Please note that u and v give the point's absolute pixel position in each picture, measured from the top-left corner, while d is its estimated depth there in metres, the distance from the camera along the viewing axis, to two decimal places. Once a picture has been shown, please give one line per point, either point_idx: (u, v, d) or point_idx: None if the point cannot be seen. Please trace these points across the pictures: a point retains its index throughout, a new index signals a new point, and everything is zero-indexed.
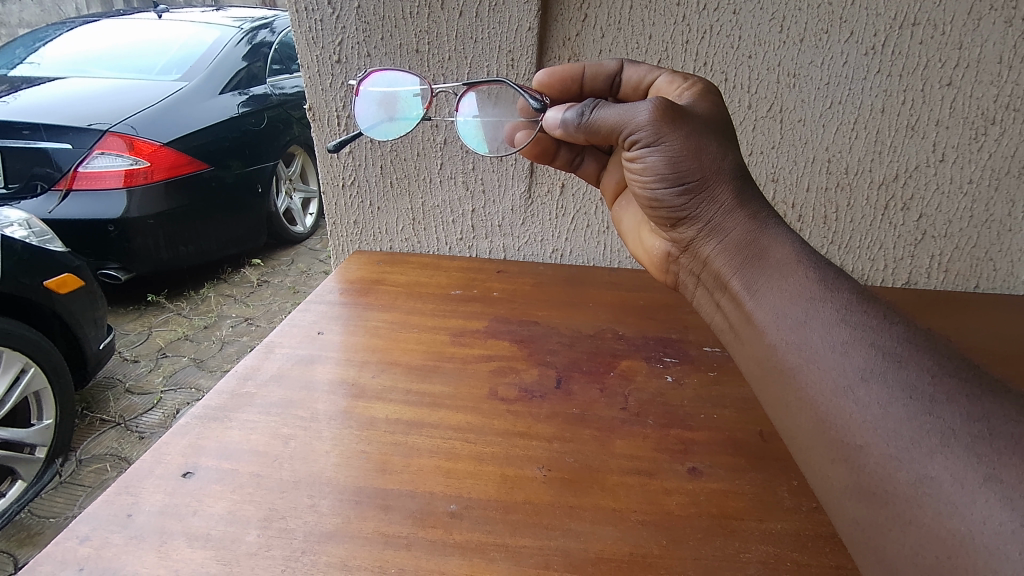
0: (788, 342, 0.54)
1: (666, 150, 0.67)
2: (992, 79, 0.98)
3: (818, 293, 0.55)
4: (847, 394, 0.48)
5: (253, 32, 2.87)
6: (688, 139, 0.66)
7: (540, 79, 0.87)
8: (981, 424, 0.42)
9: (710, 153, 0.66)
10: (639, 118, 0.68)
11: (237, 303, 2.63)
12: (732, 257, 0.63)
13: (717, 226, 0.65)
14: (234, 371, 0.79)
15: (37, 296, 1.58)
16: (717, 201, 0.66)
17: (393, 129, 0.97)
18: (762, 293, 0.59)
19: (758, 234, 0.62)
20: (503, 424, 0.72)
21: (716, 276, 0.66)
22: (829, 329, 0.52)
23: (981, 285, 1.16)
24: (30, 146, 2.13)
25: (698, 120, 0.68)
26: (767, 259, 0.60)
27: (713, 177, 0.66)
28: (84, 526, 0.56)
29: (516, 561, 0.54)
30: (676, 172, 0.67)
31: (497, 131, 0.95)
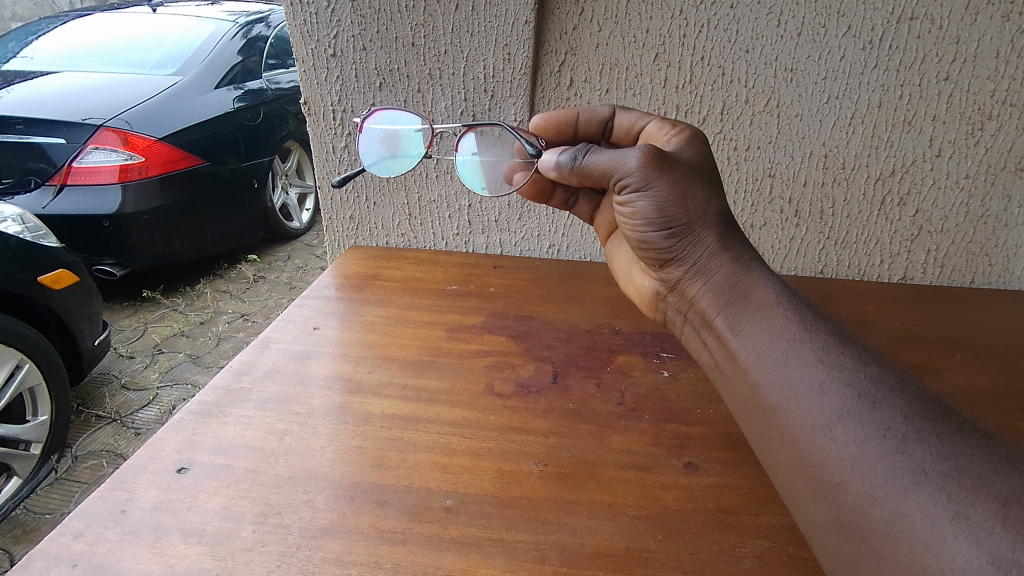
0: (769, 380, 0.54)
1: (653, 195, 0.66)
2: (989, 74, 0.98)
3: (797, 334, 0.54)
4: (825, 432, 0.48)
5: (248, 27, 2.85)
6: (674, 185, 0.66)
7: (536, 123, 0.89)
8: (950, 462, 0.42)
9: (696, 198, 0.66)
10: (628, 164, 0.67)
11: (233, 299, 2.63)
12: (713, 297, 0.63)
13: (702, 268, 0.64)
14: (229, 366, 0.79)
15: (31, 291, 1.57)
16: (702, 243, 0.65)
17: (397, 165, 0.98)
18: (744, 332, 0.58)
19: (742, 276, 0.62)
20: (500, 419, 0.72)
21: (700, 316, 0.65)
22: (808, 368, 0.52)
23: (977, 281, 1.16)
24: (23, 140, 2.12)
25: (683, 167, 0.68)
26: (749, 299, 0.60)
27: (699, 222, 0.65)
28: (78, 522, 0.55)
29: (512, 555, 0.54)
30: (664, 217, 0.66)
31: (494, 171, 0.97)
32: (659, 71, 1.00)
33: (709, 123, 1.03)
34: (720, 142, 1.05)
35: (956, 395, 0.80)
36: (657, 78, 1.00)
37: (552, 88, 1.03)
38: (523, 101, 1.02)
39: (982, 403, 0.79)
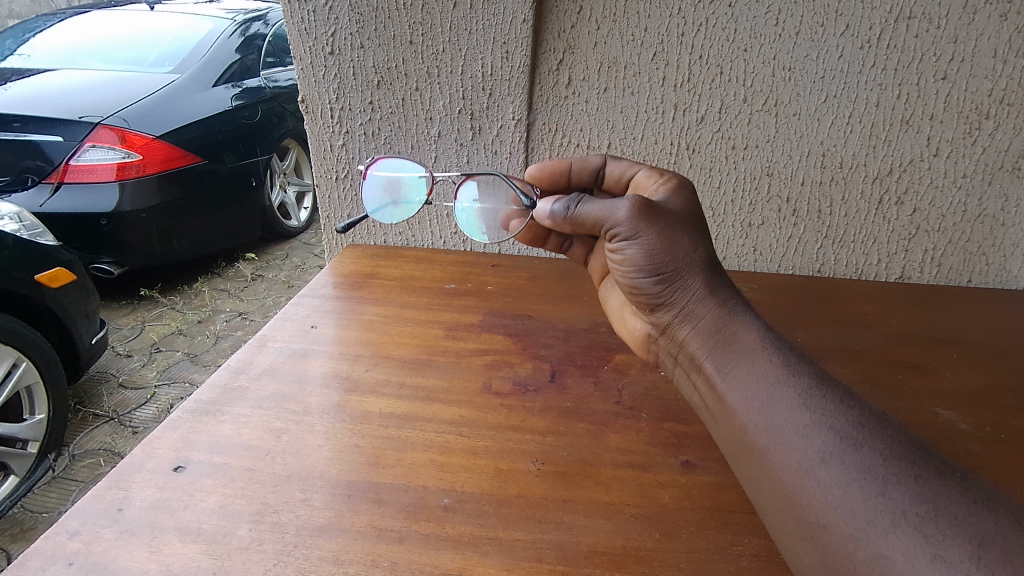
0: (756, 423, 0.53)
1: (642, 244, 0.65)
2: (986, 73, 0.98)
3: (781, 376, 0.54)
4: (810, 474, 0.48)
5: (246, 25, 2.84)
6: (662, 233, 0.65)
7: (532, 172, 0.87)
8: (928, 504, 0.42)
9: (683, 244, 0.65)
10: (618, 214, 0.66)
11: (231, 297, 2.62)
12: (702, 340, 0.62)
13: (691, 313, 0.64)
14: (226, 365, 0.78)
15: (28, 290, 1.56)
16: (690, 288, 0.64)
17: (398, 212, 0.95)
18: (731, 374, 0.58)
19: (730, 319, 0.61)
20: (497, 418, 0.72)
21: (688, 359, 0.65)
22: (792, 411, 0.51)
23: (974, 280, 1.16)
24: (20, 138, 2.11)
25: (671, 213, 0.67)
26: (736, 342, 0.59)
27: (687, 268, 0.65)
28: (73, 521, 0.55)
29: (509, 554, 0.54)
30: (653, 265, 0.65)
31: (492, 219, 0.93)
32: (656, 70, 1.00)
33: (706, 122, 1.04)
34: (718, 141, 1.05)
35: (952, 393, 0.81)
36: (655, 76, 1.00)
37: (550, 87, 1.03)
38: (521, 99, 1.02)
39: (978, 401, 0.79)
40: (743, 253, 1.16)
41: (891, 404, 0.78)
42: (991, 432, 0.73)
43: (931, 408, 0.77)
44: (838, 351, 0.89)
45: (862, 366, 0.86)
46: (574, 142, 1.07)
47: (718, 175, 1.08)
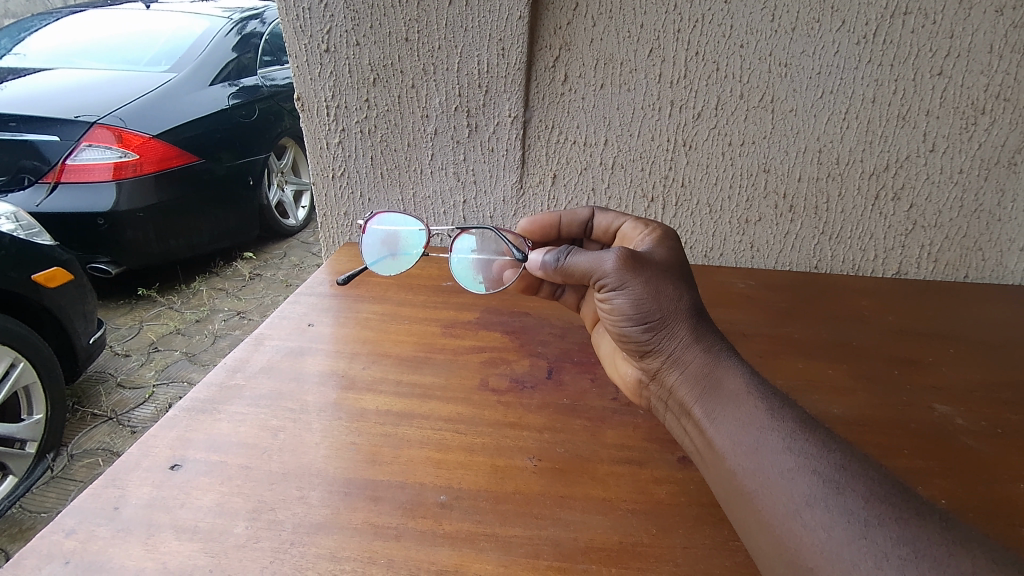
0: (742, 467, 0.51)
1: (628, 294, 0.64)
2: (983, 68, 0.98)
3: (765, 420, 0.52)
4: (796, 516, 0.46)
5: (242, 23, 2.83)
6: (648, 282, 0.64)
7: (523, 227, 0.89)
8: (909, 547, 0.42)
9: (668, 292, 0.63)
10: (604, 265, 0.65)
11: (228, 297, 2.62)
12: (689, 387, 0.59)
13: (678, 361, 0.61)
14: (223, 363, 0.78)
15: (25, 289, 1.56)
16: (675, 334, 0.61)
17: (397, 264, 0.94)
18: (719, 420, 0.55)
19: (718, 364, 0.58)
20: (494, 415, 0.72)
21: (677, 407, 0.62)
22: (776, 454, 0.50)
23: (971, 275, 1.17)
24: (16, 138, 2.09)
25: (657, 264, 0.66)
26: (722, 388, 0.57)
27: (674, 316, 0.62)
28: (70, 519, 0.55)
29: (505, 550, 0.54)
30: (639, 314, 0.63)
31: (485, 269, 0.90)
32: (653, 66, 1.00)
33: (703, 118, 1.04)
34: (715, 137, 1.05)
35: (948, 388, 0.81)
36: (652, 73, 1.00)
37: (547, 83, 1.03)
38: (517, 95, 1.02)
39: (975, 396, 0.79)
40: (740, 249, 1.16)
41: (888, 398, 0.78)
42: (988, 427, 0.73)
43: (928, 403, 0.77)
44: (835, 347, 0.90)
45: (859, 361, 0.86)
46: (570, 138, 1.07)
47: (716, 171, 1.08)
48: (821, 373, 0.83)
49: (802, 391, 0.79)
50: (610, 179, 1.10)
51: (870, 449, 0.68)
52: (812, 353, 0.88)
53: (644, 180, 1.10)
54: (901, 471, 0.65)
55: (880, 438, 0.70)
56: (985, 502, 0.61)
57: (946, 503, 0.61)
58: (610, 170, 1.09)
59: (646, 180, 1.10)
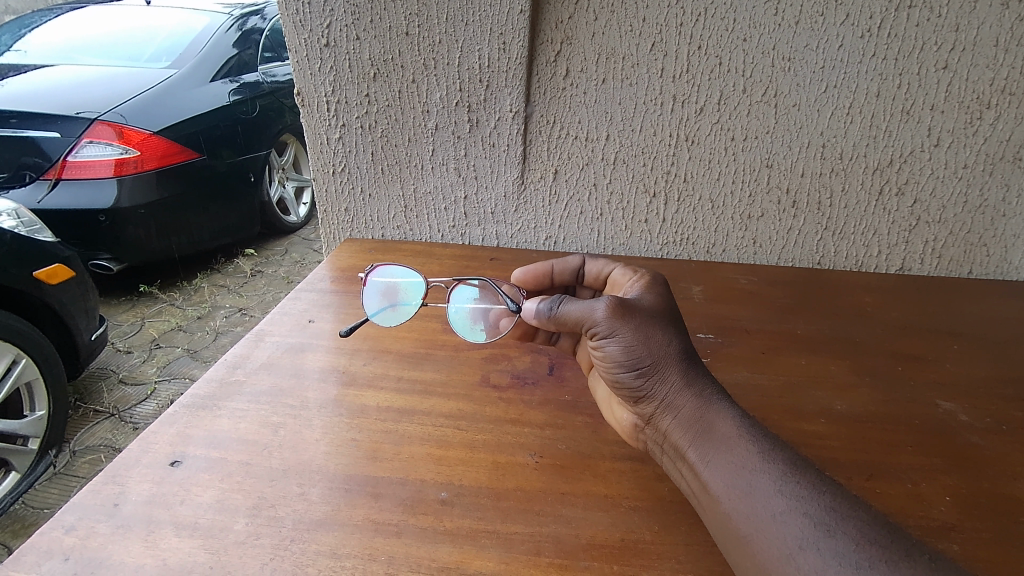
0: (736, 510, 0.50)
1: (619, 341, 0.62)
2: (988, 62, 0.97)
3: (756, 461, 0.52)
4: (790, 562, 0.46)
5: (243, 19, 2.82)
6: (638, 328, 0.62)
7: (517, 276, 0.89)
8: None
9: (658, 337, 0.61)
10: (594, 313, 0.63)
11: (230, 293, 2.62)
12: (681, 433, 0.57)
13: (672, 407, 0.58)
14: (223, 360, 0.78)
15: (25, 286, 1.56)
16: (667, 379, 0.59)
17: (397, 316, 0.87)
18: (712, 463, 0.53)
19: (710, 408, 0.57)
20: (495, 411, 0.71)
21: (670, 454, 0.59)
22: (768, 497, 0.49)
23: (975, 271, 1.16)
24: (17, 134, 2.09)
25: (646, 310, 0.65)
26: (714, 432, 0.55)
27: (667, 362, 0.60)
28: (70, 516, 0.55)
29: (506, 548, 0.54)
30: (631, 360, 0.61)
31: (484, 319, 0.85)
32: (655, 60, 0.99)
33: (706, 113, 1.03)
34: (717, 132, 1.04)
35: (953, 385, 0.80)
36: (654, 68, 1.00)
37: (548, 78, 1.02)
38: (518, 90, 1.02)
39: (979, 393, 0.79)
40: (743, 245, 1.15)
41: (892, 395, 0.77)
42: (993, 423, 0.73)
43: (932, 400, 0.77)
44: (838, 343, 0.89)
45: (862, 357, 0.86)
46: (572, 134, 1.06)
47: (718, 166, 1.08)
48: (824, 369, 0.83)
49: (805, 387, 0.78)
50: (611, 175, 1.10)
51: (873, 445, 0.68)
52: (815, 349, 0.87)
53: (646, 176, 1.09)
54: (905, 467, 0.65)
55: (884, 434, 0.70)
56: (991, 499, 0.61)
57: (950, 499, 0.60)
58: (611, 166, 1.09)
59: (648, 176, 1.09)
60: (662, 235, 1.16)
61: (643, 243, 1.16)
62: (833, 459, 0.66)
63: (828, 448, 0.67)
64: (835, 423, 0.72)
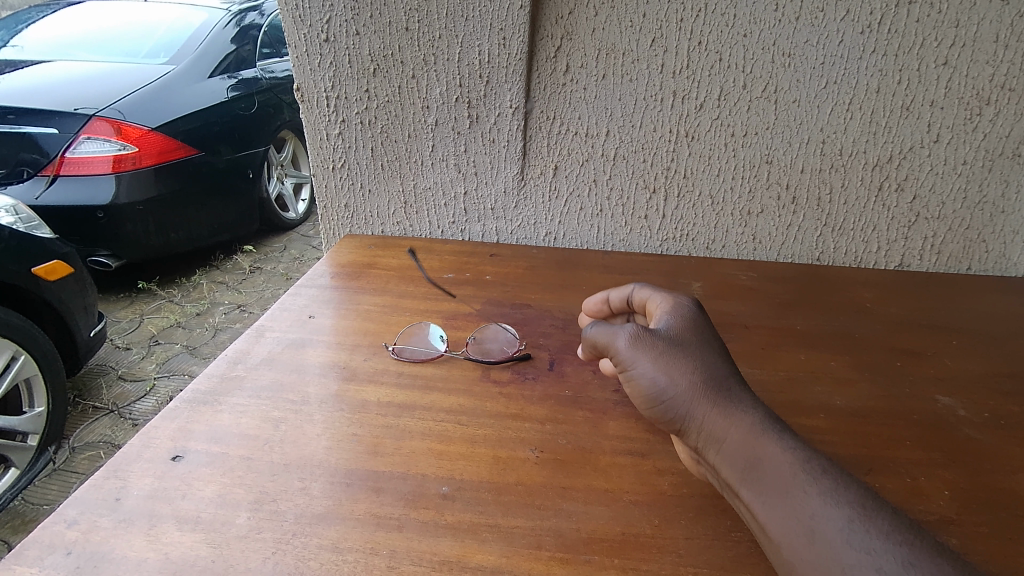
0: (803, 559, 0.45)
1: (644, 372, 0.58)
2: (988, 58, 0.97)
3: (819, 503, 0.46)
4: None
5: (241, 15, 2.83)
6: (658, 356, 0.58)
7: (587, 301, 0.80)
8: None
9: (685, 367, 0.57)
10: (617, 344, 0.60)
11: (229, 290, 2.62)
12: (728, 467, 0.52)
13: (715, 440, 0.53)
14: (223, 355, 0.78)
15: (25, 282, 1.56)
16: (700, 411, 0.55)
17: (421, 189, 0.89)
18: (768, 503, 0.48)
19: (755, 441, 0.51)
20: (497, 406, 0.72)
21: (725, 490, 0.54)
22: (837, 546, 0.44)
23: (974, 267, 1.15)
24: (15, 130, 2.08)
25: (673, 337, 0.61)
26: (766, 469, 0.49)
27: (700, 392, 0.55)
28: (72, 510, 0.55)
29: (509, 541, 0.54)
30: (660, 391, 0.57)
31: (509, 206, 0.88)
32: (655, 56, 0.99)
33: (706, 109, 1.03)
34: (717, 128, 1.04)
35: (950, 380, 0.80)
36: (654, 64, 1.00)
37: (548, 73, 1.02)
38: (518, 86, 1.01)
39: (977, 388, 0.79)
40: (742, 242, 1.16)
41: (892, 390, 0.78)
42: (991, 418, 0.73)
43: (930, 395, 0.77)
44: (836, 338, 0.89)
45: (860, 352, 0.86)
46: (572, 129, 1.06)
47: (718, 162, 1.08)
48: (823, 363, 0.83)
49: (806, 383, 0.79)
50: (611, 171, 1.10)
51: (872, 440, 0.68)
52: (815, 345, 0.87)
53: (646, 172, 1.09)
54: (905, 461, 0.65)
55: (882, 429, 0.70)
56: (988, 492, 0.61)
57: (949, 494, 0.61)
58: (611, 162, 1.09)
59: (648, 172, 1.09)
60: (662, 231, 1.16)
61: (643, 239, 1.17)
62: (832, 453, 0.66)
63: (827, 443, 0.68)
64: (834, 418, 0.72)
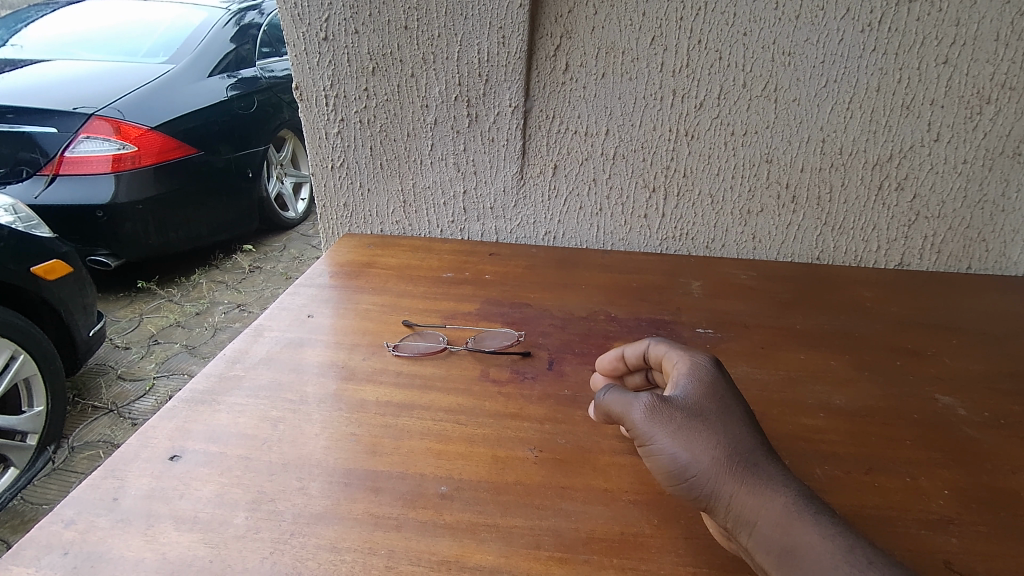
0: None
1: (664, 449, 0.52)
2: (988, 57, 0.96)
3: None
4: None
5: (240, 14, 2.83)
6: (677, 432, 0.52)
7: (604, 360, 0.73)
8: None
9: (709, 443, 0.52)
10: (634, 416, 0.54)
11: (228, 289, 2.62)
12: (761, 553, 0.48)
13: (747, 524, 0.49)
14: (222, 354, 0.78)
15: (25, 282, 1.55)
16: (729, 494, 0.50)
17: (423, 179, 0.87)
18: None
19: (789, 524, 0.47)
20: (495, 406, 0.71)
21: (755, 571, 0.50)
22: None
23: (974, 266, 1.15)
24: (13, 129, 2.08)
25: (694, 404, 0.55)
26: (802, 557, 0.45)
27: (726, 471, 0.50)
28: (69, 510, 0.55)
29: (508, 541, 0.54)
30: (683, 471, 0.51)
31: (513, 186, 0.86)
32: (655, 55, 0.99)
33: (705, 108, 1.03)
34: (717, 127, 1.04)
35: (951, 379, 0.80)
36: (654, 62, 0.99)
37: (548, 72, 1.02)
38: (518, 85, 1.01)
39: (977, 387, 0.79)
40: (742, 241, 1.15)
41: (892, 389, 0.78)
42: (991, 418, 0.73)
43: (930, 394, 0.77)
44: (836, 337, 0.89)
45: (860, 351, 0.86)
46: (571, 128, 1.06)
47: (718, 162, 1.07)
48: (823, 363, 0.83)
49: (805, 382, 0.78)
50: (611, 170, 1.09)
51: (872, 439, 0.68)
52: (815, 344, 0.87)
53: (645, 171, 1.09)
54: (904, 461, 0.65)
55: (882, 428, 0.70)
56: (988, 492, 0.61)
57: (949, 493, 0.61)
58: (610, 161, 1.09)
59: (647, 171, 1.09)
60: (661, 230, 1.15)
61: (642, 239, 1.16)
62: (831, 453, 0.66)
63: (827, 442, 0.67)
64: (834, 418, 0.72)
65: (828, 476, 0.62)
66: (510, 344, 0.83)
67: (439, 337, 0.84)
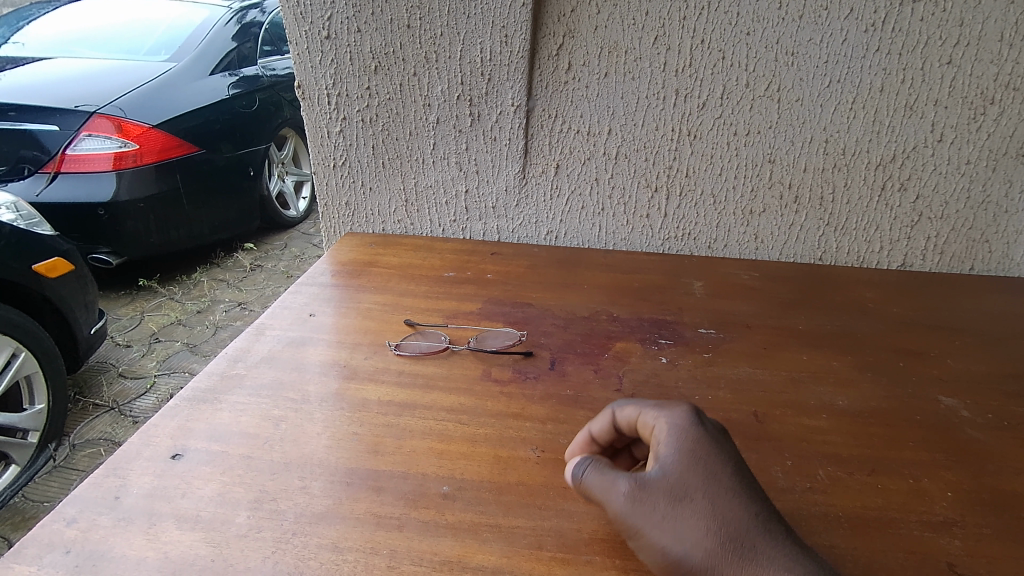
0: None
1: (652, 542, 0.49)
2: (992, 57, 0.96)
3: None
4: None
5: (242, 12, 2.83)
6: (662, 522, 0.48)
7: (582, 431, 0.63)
8: None
9: (699, 531, 0.48)
10: (614, 507, 0.50)
11: (229, 288, 2.62)
12: None
13: None
14: (223, 353, 0.78)
15: (26, 280, 1.55)
16: None
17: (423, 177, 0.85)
18: None
19: None
20: (497, 406, 0.71)
21: None
22: None
23: (977, 267, 1.15)
24: (16, 127, 2.08)
25: (678, 483, 0.50)
26: None
27: (721, 560, 0.47)
28: (71, 508, 0.55)
29: (510, 541, 0.54)
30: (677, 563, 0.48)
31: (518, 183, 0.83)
32: (658, 54, 0.98)
33: (708, 108, 1.02)
34: (719, 127, 1.04)
35: (954, 381, 0.80)
36: (657, 62, 0.99)
37: (550, 71, 1.02)
38: (520, 84, 1.01)
39: (981, 389, 0.79)
40: (745, 241, 1.15)
41: (895, 390, 0.77)
42: (994, 419, 0.73)
43: (933, 395, 0.77)
44: (839, 338, 0.89)
45: (863, 352, 0.86)
46: (574, 128, 1.06)
47: (720, 161, 1.07)
48: (826, 364, 0.83)
49: (808, 383, 0.78)
50: (613, 170, 1.09)
51: (875, 441, 0.68)
52: (818, 345, 0.87)
53: (648, 171, 1.09)
54: (907, 462, 0.65)
55: (885, 429, 0.70)
56: (992, 494, 0.61)
57: (952, 495, 0.60)
58: (613, 161, 1.08)
59: (650, 171, 1.09)
60: (663, 230, 1.15)
61: (644, 239, 1.16)
62: (835, 454, 0.66)
63: (830, 444, 0.67)
64: (836, 419, 0.72)
65: (831, 477, 0.62)
66: (512, 344, 0.83)
67: (441, 337, 0.83)
